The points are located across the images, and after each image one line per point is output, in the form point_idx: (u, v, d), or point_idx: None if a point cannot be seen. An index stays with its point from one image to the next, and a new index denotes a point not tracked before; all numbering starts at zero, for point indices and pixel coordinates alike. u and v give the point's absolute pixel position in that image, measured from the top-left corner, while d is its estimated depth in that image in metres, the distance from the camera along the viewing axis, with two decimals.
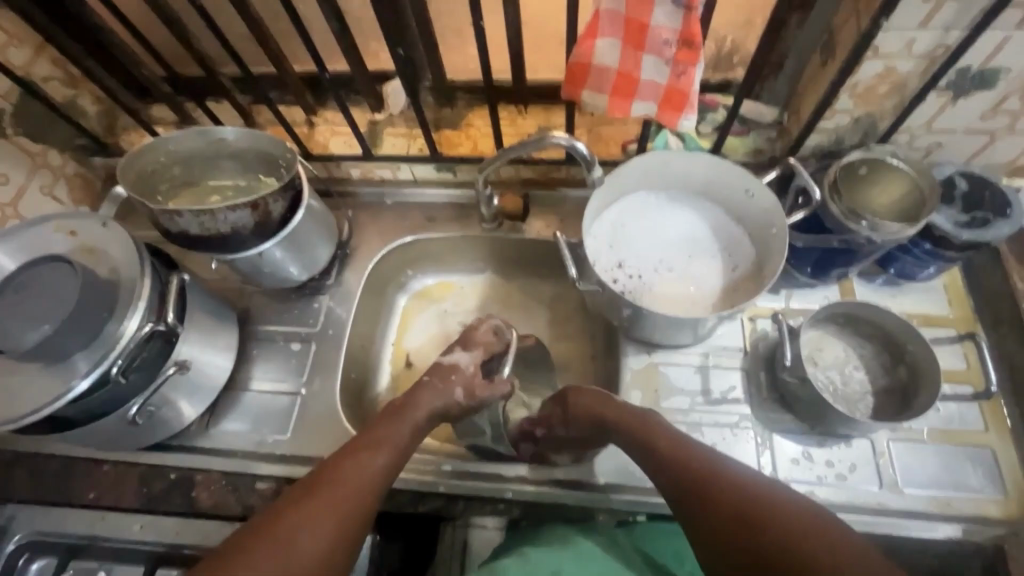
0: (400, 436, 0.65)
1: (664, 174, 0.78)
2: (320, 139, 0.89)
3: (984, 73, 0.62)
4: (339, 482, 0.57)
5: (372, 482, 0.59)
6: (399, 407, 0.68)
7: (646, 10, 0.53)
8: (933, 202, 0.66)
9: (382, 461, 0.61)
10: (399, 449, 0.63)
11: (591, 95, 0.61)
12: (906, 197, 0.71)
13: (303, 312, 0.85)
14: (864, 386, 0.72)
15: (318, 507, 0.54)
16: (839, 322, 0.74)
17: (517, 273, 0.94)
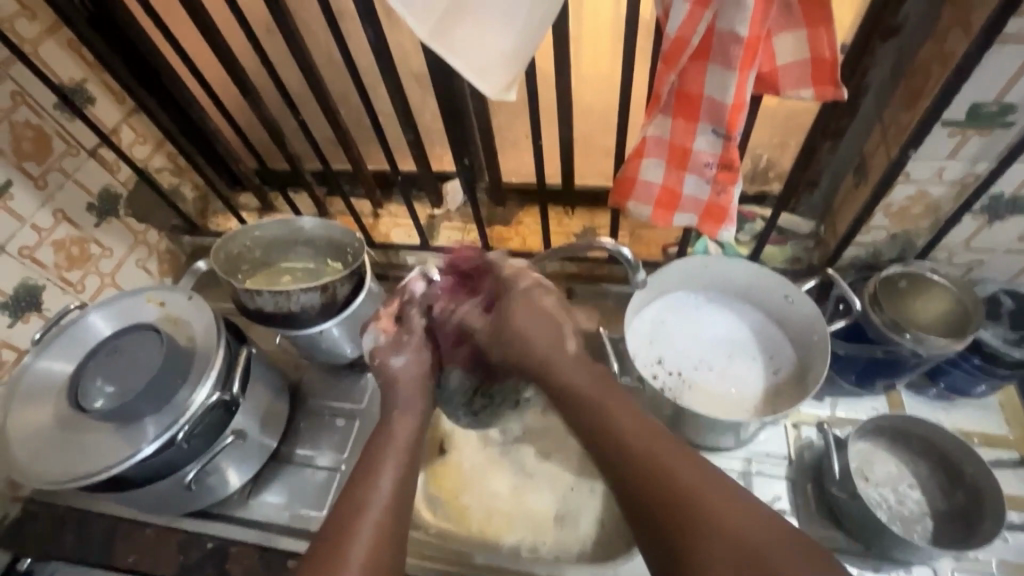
0: (401, 440, 0.60)
1: (703, 276, 0.82)
2: (383, 229, 0.99)
3: (1018, 199, 0.65)
4: (342, 551, 0.50)
5: (377, 538, 0.52)
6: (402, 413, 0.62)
7: (689, 137, 0.59)
8: (978, 319, 0.67)
9: (382, 509, 0.54)
10: (407, 455, 0.59)
11: (635, 205, 0.66)
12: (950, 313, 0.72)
13: (351, 388, 0.88)
14: (924, 506, 0.68)
15: None
16: (892, 436, 0.72)
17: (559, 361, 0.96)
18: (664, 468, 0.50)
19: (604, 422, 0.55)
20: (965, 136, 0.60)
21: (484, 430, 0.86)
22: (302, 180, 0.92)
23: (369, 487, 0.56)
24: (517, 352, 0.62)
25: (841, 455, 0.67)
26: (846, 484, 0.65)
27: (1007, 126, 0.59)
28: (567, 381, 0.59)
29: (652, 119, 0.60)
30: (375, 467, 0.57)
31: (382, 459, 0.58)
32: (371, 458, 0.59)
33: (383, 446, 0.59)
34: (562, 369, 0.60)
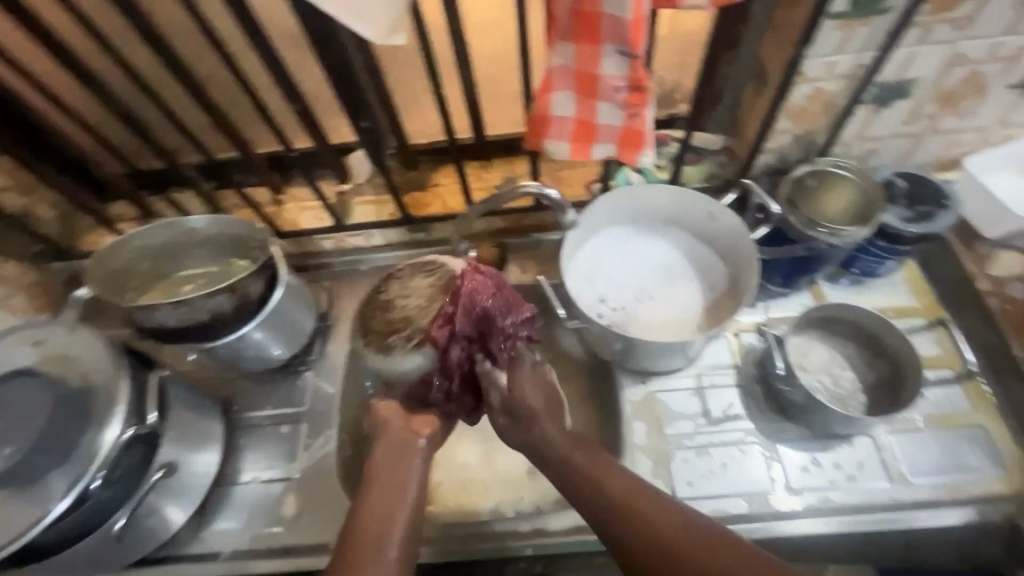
0: (403, 475, 0.60)
1: (630, 208, 0.83)
2: (289, 216, 0.90)
3: (900, 84, 0.69)
4: None
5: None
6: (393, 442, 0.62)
7: (595, 61, 0.56)
8: (880, 203, 0.71)
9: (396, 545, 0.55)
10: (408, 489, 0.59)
11: (553, 143, 0.65)
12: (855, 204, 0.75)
13: (289, 392, 0.81)
14: (859, 385, 0.73)
15: None
16: (819, 326, 0.77)
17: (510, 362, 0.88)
18: (646, 523, 0.52)
19: (569, 468, 0.58)
20: (850, 28, 0.62)
21: None
22: (182, 176, 0.81)
23: (375, 526, 0.56)
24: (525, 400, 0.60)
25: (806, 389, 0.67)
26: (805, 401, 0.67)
27: (886, 13, 0.60)
28: (540, 435, 0.60)
29: (555, 47, 0.57)
30: (381, 505, 0.58)
31: (379, 496, 0.59)
32: (383, 499, 0.58)
33: (389, 486, 0.59)
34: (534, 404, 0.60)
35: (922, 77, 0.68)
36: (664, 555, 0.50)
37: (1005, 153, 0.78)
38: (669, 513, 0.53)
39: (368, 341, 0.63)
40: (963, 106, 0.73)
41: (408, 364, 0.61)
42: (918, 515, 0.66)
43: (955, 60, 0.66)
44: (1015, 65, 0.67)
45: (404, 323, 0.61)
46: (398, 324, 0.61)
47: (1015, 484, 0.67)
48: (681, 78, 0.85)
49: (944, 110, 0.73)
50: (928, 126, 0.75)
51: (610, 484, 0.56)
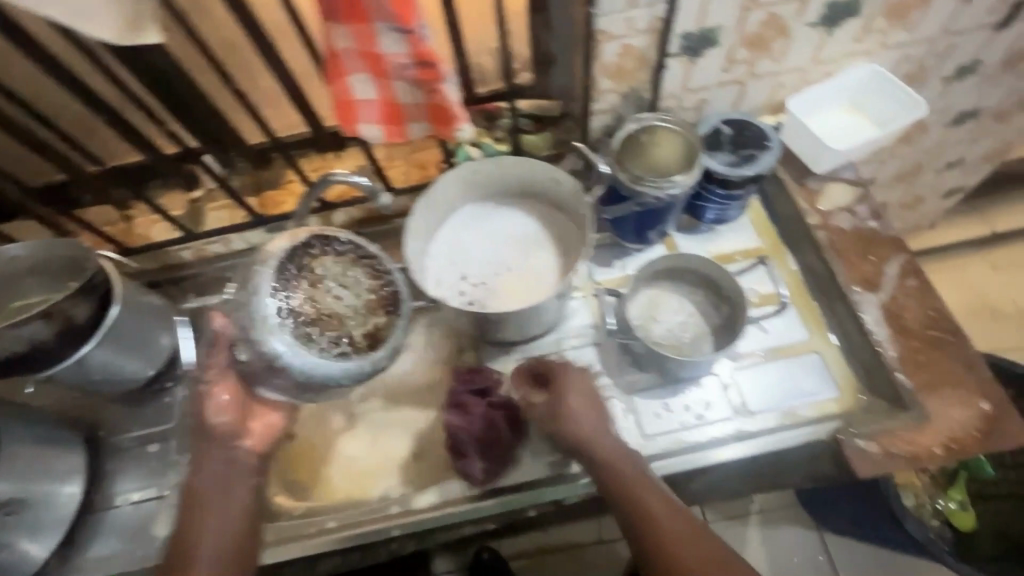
0: (226, 475, 0.62)
1: (480, 183, 0.82)
2: (140, 231, 0.87)
3: (704, 33, 0.70)
4: None
5: None
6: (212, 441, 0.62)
7: (371, 39, 0.55)
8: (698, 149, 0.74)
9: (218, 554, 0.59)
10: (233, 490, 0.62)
11: (367, 128, 0.65)
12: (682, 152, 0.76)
13: (157, 408, 0.80)
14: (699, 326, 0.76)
15: None
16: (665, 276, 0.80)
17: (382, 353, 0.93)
18: (680, 532, 0.59)
19: (624, 484, 0.60)
20: None
21: None
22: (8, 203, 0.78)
23: (197, 535, 0.59)
24: (569, 429, 0.61)
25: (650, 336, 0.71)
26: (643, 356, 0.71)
27: None
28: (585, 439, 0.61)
29: (330, 30, 0.55)
30: (201, 510, 0.60)
31: (211, 495, 0.61)
32: (203, 503, 0.61)
33: (208, 493, 0.61)
34: (584, 426, 0.61)
35: (723, 24, 0.69)
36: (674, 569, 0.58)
37: (827, 88, 0.81)
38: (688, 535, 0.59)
39: (265, 329, 0.59)
40: (773, 48, 0.75)
41: (326, 359, 0.60)
42: (758, 444, 0.70)
43: (749, 5, 0.68)
44: (808, 4, 0.69)
45: (330, 319, 0.62)
46: (325, 317, 0.62)
47: (847, 402, 0.70)
48: None
49: (756, 54, 0.75)
50: (746, 70, 0.77)
51: (647, 495, 0.60)
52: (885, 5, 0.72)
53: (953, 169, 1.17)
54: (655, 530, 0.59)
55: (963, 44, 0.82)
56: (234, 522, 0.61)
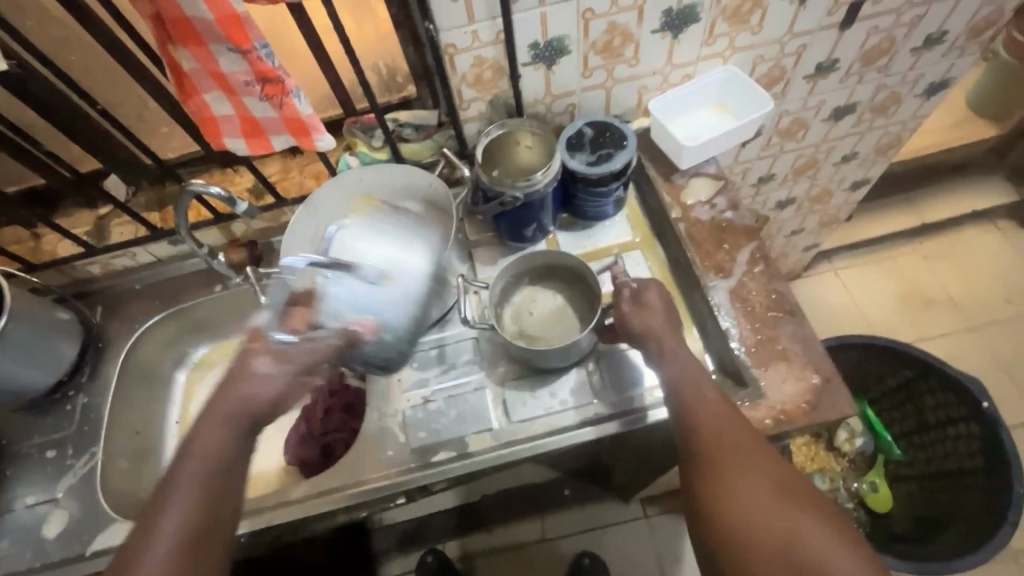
0: (210, 450, 0.57)
1: (366, 191, 0.87)
2: (47, 248, 0.91)
3: (552, 43, 0.75)
4: None
5: None
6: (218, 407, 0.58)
7: (211, 59, 0.60)
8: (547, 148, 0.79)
9: (178, 539, 0.52)
10: (211, 467, 0.56)
11: (232, 141, 0.70)
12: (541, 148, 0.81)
13: (57, 416, 0.84)
14: (574, 317, 0.81)
15: None
16: (543, 274, 0.84)
17: None
18: (765, 495, 0.53)
19: (684, 402, 0.61)
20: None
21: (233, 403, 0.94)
22: None
23: (162, 519, 0.53)
24: (677, 391, 0.62)
25: (632, 310, 0.68)
26: (640, 334, 0.67)
27: None
28: (692, 414, 0.60)
29: (174, 53, 0.60)
30: (169, 494, 0.54)
31: (186, 473, 0.55)
32: (178, 477, 0.55)
33: (175, 478, 0.55)
34: (687, 393, 0.61)
35: (568, 33, 0.74)
36: (778, 545, 0.50)
37: (689, 90, 0.86)
38: (795, 500, 0.52)
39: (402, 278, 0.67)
40: (626, 54, 0.80)
41: None
42: (613, 424, 0.74)
43: (588, 16, 0.73)
44: (645, 13, 0.74)
45: None
46: None
47: None
48: (396, 63, 0.90)
49: (610, 60, 0.80)
50: (606, 76, 0.82)
51: (726, 454, 0.57)
52: (722, 10, 0.77)
53: (850, 162, 1.22)
54: (743, 492, 0.54)
55: (814, 44, 0.87)
56: (190, 511, 0.54)
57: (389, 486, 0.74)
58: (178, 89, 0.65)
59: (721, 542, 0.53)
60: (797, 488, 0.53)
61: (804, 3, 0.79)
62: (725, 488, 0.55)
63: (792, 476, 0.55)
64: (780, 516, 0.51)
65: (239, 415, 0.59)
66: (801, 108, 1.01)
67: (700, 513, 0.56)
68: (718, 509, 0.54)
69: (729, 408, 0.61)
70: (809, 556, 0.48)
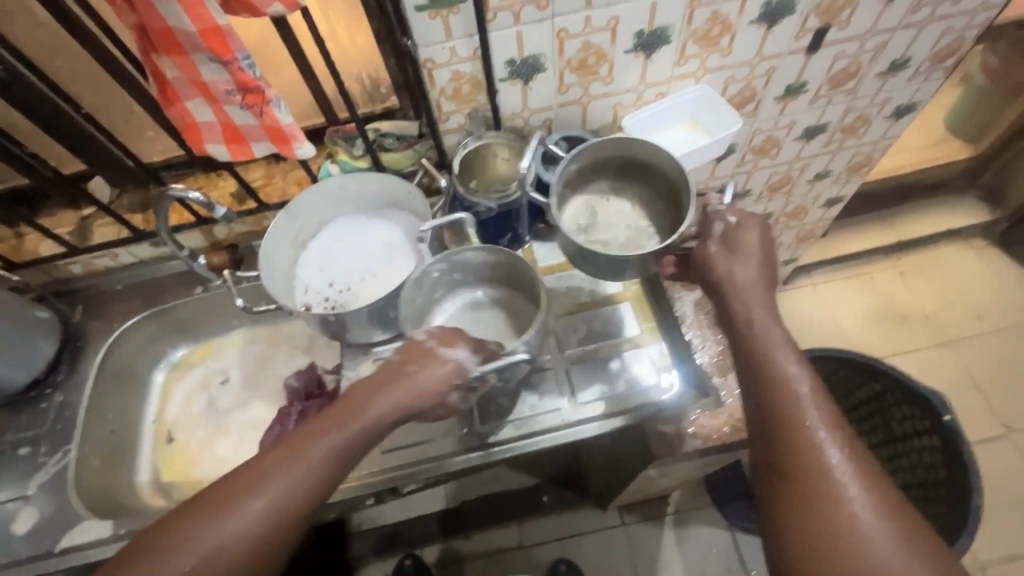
0: (348, 423, 0.59)
1: (347, 198, 0.89)
2: (30, 247, 0.92)
3: (528, 60, 0.78)
4: (195, 537, 0.52)
5: (242, 535, 0.52)
6: (375, 394, 0.60)
7: (193, 69, 0.62)
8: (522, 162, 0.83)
9: (283, 493, 0.54)
10: (338, 440, 0.58)
11: (213, 147, 0.72)
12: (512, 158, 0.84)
13: (32, 414, 0.85)
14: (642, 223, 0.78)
15: (200, 538, 0.51)
16: (610, 170, 0.80)
17: (268, 354, 0.99)
18: (832, 479, 0.51)
19: (762, 364, 0.57)
20: (445, 17, 0.70)
21: (211, 403, 0.95)
22: None
23: (275, 470, 0.55)
24: (755, 350, 0.58)
25: (718, 251, 0.65)
26: (722, 277, 0.63)
27: (466, 2, 0.68)
28: (774, 374, 0.56)
29: (157, 61, 0.62)
30: (291, 447, 0.56)
31: (310, 438, 0.57)
32: (299, 436, 0.57)
33: (307, 432, 0.58)
34: (778, 356, 0.57)
35: (544, 51, 0.77)
36: (829, 531, 0.49)
37: (663, 107, 0.89)
38: (869, 487, 0.50)
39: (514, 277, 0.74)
40: (601, 72, 0.83)
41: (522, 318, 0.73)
42: (579, 430, 0.76)
43: (563, 35, 0.75)
44: (618, 34, 0.77)
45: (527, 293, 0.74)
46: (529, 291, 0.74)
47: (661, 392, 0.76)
48: (379, 74, 0.93)
49: (586, 77, 0.83)
50: (582, 92, 0.85)
51: (800, 425, 0.53)
52: (693, 33, 0.80)
53: (823, 180, 1.26)
54: (810, 468, 0.51)
55: (783, 67, 0.90)
56: (303, 477, 0.55)
57: (360, 487, 0.76)
58: (161, 96, 0.67)
59: (828, 560, 0.48)
60: (867, 477, 0.51)
61: (772, 28, 0.82)
62: (844, 511, 0.49)
63: (871, 465, 0.52)
64: (844, 500, 0.50)
65: (386, 400, 0.60)
66: (773, 127, 1.04)
67: (804, 534, 0.50)
68: (835, 532, 0.49)
69: (844, 418, 0.55)
70: (862, 547, 0.48)
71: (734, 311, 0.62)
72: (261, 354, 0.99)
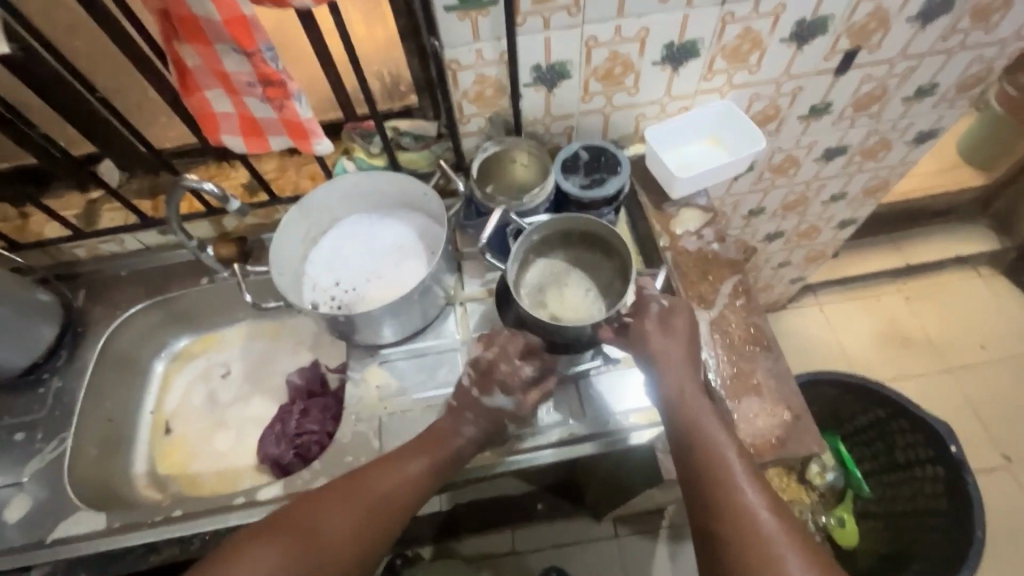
0: (442, 449, 0.69)
1: (361, 196, 0.87)
2: (34, 228, 0.90)
3: (554, 66, 0.76)
4: (309, 528, 0.60)
5: (347, 533, 0.61)
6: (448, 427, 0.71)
7: (215, 59, 0.61)
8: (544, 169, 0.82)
9: (377, 506, 0.63)
10: (432, 464, 0.67)
11: (230, 138, 0.70)
12: (533, 162, 0.83)
13: (29, 399, 0.83)
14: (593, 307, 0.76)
15: (314, 529, 0.60)
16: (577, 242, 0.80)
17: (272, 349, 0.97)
18: (754, 530, 0.56)
19: (687, 423, 0.64)
20: (473, 19, 0.68)
21: (211, 396, 0.94)
22: None
23: (374, 481, 0.64)
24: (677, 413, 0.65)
25: (655, 329, 0.70)
26: (656, 352, 0.68)
27: (496, 4, 0.67)
28: (696, 436, 0.63)
29: (178, 49, 0.61)
30: (392, 461, 0.66)
31: (399, 460, 0.67)
32: (396, 454, 0.68)
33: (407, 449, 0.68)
34: (695, 418, 0.64)
35: (570, 59, 0.76)
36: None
37: (686, 121, 0.88)
38: (786, 535, 0.56)
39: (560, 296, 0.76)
40: (626, 82, 0.81)
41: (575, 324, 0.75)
42: (583, 446, 0.75)
43: (591, 43, 0.74)
44: (646, 45, 0.76)
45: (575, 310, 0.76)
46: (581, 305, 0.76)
47: None
48: (400, 72, 0.91)
49: (611, 87, 0.82)
50: (605, 102, 0.84)
51: (722, 482, 0.60)
52: (722, 48, 0.79)
53: (838, 202, 1.25)
54: (734, 523, 0.57)
55: (809, 87, 0.89)
56: (397, 493, 0.64)
57: None
58: (179, 84, 0.65)
59: None
60: (783, 525, 0.57)
61: (802, 47, 0.81)
62: (775, 567, 0.54)
63: (787, 515, 0.58)
64: (767, 549, 0.55)
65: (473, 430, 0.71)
66: (794, 146, 1.03)
67: None
68: None
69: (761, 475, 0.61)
70: None
71: (665, 381, 0.67)
72: (264, 349, 0.97)
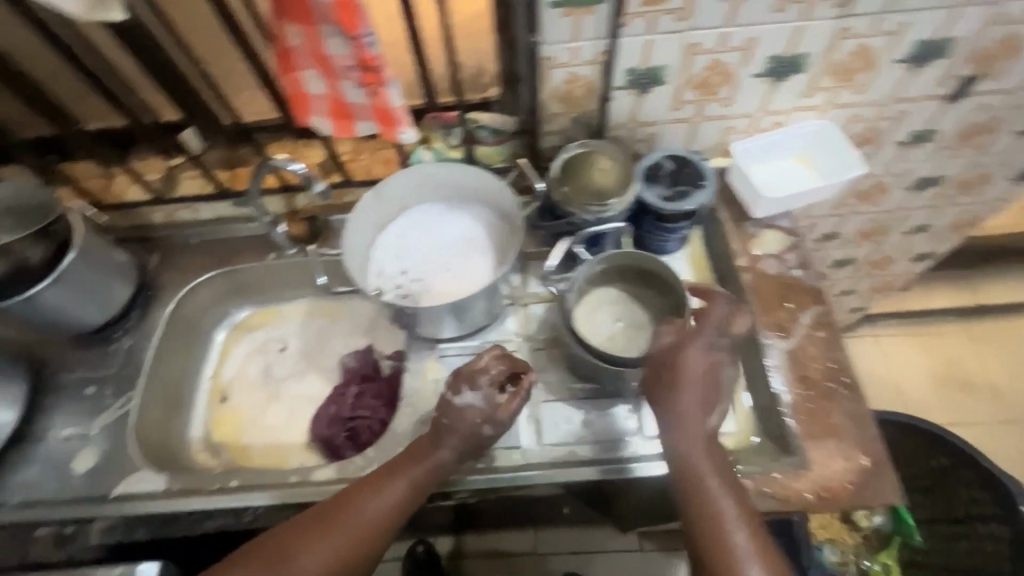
0: (422, 471, 0.65)
1: (435, 186, 0.86)
2: (118, 189, 0.92)
3: (650, 71, 0.73)
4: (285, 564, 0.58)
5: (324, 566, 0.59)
6: (430, 444, 0.66)
7: (318, 40, 0.60)
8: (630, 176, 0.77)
9: (358, 534, 0.61)
10: (411, 487, 0.64)
11: (318, 120, 0.70)
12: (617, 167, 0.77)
13: (102, 354, 0.87)
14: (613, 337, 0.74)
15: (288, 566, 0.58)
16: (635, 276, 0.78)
17: (328, 329, 0.98)
18: None
19: (687, 477, 0.61)
20: (576, 17, 0.66)
21: (266, 370, 0.94)
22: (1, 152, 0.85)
23: (352, 511, 0.61)
24: (678, 467, 0.62)
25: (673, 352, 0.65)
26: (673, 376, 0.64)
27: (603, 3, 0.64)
28: (700, 494, 0.60)
29: (284, 27, 0.60)
30: (373, 487, 0.63)
31: (376, 486, 0.64)
32: (377, 478, 0.65)
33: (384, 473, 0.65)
34: (704, 473, 0.61)
35: (668, 64, 0.73)
36: None
37: (777, 137, 0.84)
38: None
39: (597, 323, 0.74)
40: (721, 92, 0.78)
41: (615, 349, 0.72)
42: (643, 466, 0.71)
43: (692, 50, 0.71)
44: (751, 55, 0.72)
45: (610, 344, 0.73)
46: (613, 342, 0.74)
47: (736, 443, 0.73)
48: (483, 63, 0.90)
49: (705, 96, 0.78)
50: (696, 111, 0.80)
51: (726, 545, 0.57)
52: (831, 64, 0.74)
53: (919, 233, 1.18)
54: None
55: (915, 112, 0.83)
56: (378, 520, 0.62)
57: None
58: (278, 62, 0.65)
59: None
60: None
61: (916, 70, 0.76)
62: None
63: None
64: None
65: (459, 448, 0.66)
66: (886, 172, 0.97)
67: None
68: None
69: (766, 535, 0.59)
70: None
71: (662, 431, 0.63)
72: (321, 328, 0.98)
